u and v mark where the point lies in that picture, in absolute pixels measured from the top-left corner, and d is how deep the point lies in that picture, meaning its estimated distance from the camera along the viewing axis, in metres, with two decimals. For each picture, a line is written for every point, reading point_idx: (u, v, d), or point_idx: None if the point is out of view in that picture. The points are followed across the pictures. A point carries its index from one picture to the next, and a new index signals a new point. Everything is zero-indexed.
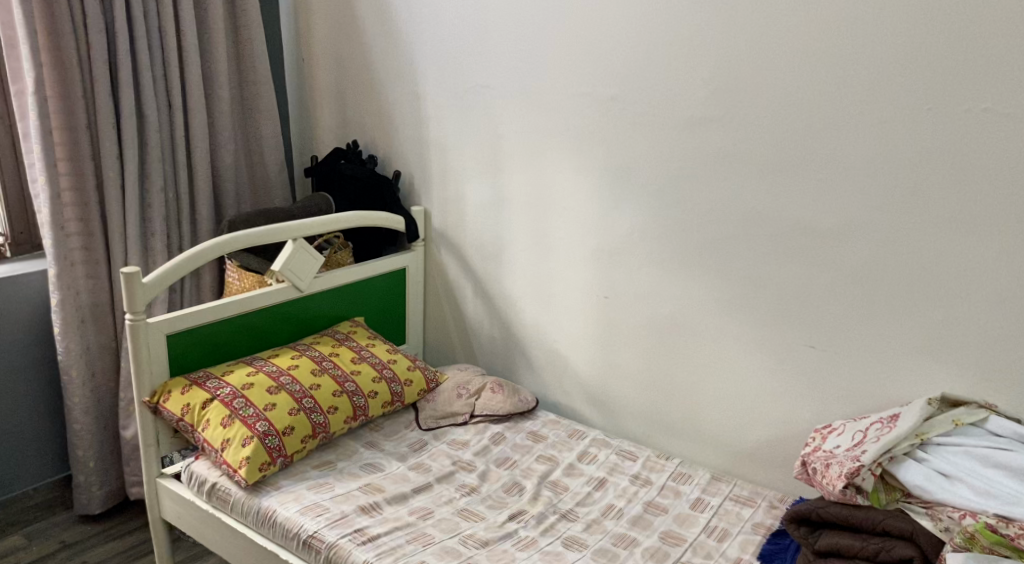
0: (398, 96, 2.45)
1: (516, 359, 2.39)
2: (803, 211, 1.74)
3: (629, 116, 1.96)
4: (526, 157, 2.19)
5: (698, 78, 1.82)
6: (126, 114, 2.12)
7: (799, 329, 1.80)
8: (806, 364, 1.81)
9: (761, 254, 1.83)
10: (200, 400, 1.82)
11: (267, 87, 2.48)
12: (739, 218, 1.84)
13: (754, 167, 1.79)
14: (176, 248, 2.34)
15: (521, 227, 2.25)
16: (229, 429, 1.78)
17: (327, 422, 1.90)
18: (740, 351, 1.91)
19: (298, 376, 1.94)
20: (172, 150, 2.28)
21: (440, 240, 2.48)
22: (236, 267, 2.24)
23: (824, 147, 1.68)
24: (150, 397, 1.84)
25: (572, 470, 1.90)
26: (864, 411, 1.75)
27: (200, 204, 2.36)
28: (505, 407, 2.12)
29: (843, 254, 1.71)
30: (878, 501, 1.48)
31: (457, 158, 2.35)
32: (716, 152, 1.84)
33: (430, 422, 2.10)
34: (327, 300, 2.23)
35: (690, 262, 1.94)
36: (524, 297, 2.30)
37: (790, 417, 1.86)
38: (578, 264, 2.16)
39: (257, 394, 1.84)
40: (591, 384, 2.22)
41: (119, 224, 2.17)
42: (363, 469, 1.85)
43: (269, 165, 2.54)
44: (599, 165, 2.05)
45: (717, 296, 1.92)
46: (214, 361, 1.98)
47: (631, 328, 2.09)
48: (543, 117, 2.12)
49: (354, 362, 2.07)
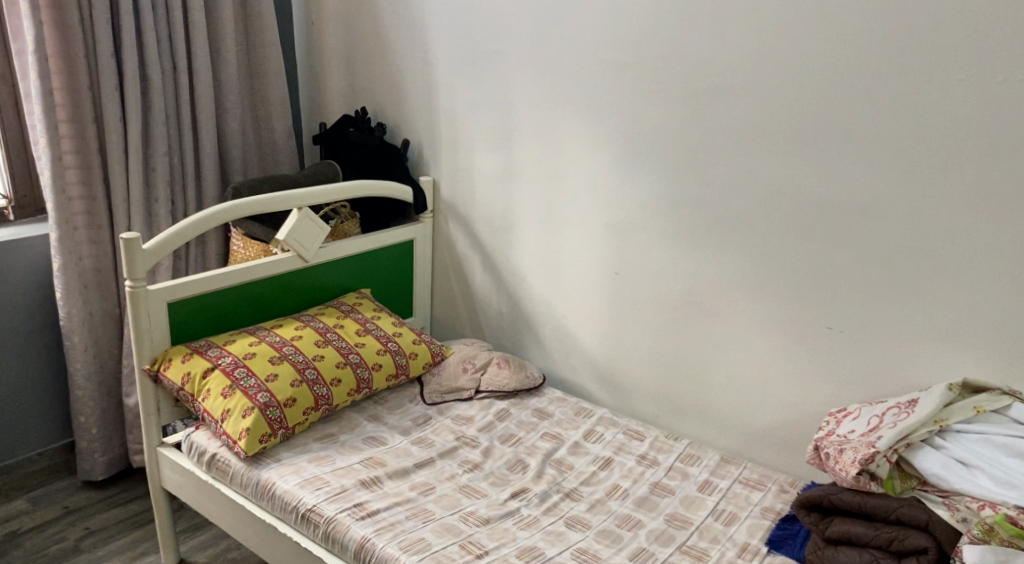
0: (407, 63, 2.39)
1: (524, 335, 2.34)
2: (824, 186, 1.67)
3: (645, 85, 1.89)
4: (538, 127, 2.12)
5: (719, 46, 1.75)
6: (128, 76, 2.07)
7: (816, 308, 1.75)
8: (823, 345, 1.75)
9: (780, 231, 1.76)
10: (200, 369, 1.79)
11: (274, 51, 2.42)
12: (759, 193, 1.77)
13: (773, 141, 1.72)
14: (181, 215, 2.30)
15: (530, 200, 2.20)
16: (229, 400, 1.75)
17: (330, 395, 1.87)
18: (754, 330, 1.85)
19: (301, 347, 1.91)
20: (177, 115, 2.23)
21: (449, 211, 2.42)
22: (242, 236, 2.19)
23: (850, 118, 1.61)
24: (151, 365, 1.83)
25: (577, 449, 1.86)
26: (881, 395, 1.70)
27: (206, 169, 2.32)
28: (511, 383, 2.08)
29: (866, 234, 1.64)
30: (891, 488, 1.43)
31: (467, 127, 2.29)
32: (736, 123, 1.76)
33: (434, 397, 2.06)
34: (332, 270, 2.19)
35: (706, 238, 1.88)
36: (533, 272, 2.26)
37: (805, 399, 1.81)
38: (587, 239, 2.10)
39: (258, 364, 1.82)
40: (599, 361, 2.18)
41: (121, 189, 2.13)
42: (366, 443, 1.82)
43: (276, 133, 2.50)
44: (614, 135, 1.98)
45: (733, 274, 1.86)
46: (217, 330, 1.96)
47: (641, 304, 2.04)
48: (556, 85, 2.05)
49: (358, 334, 2.04)
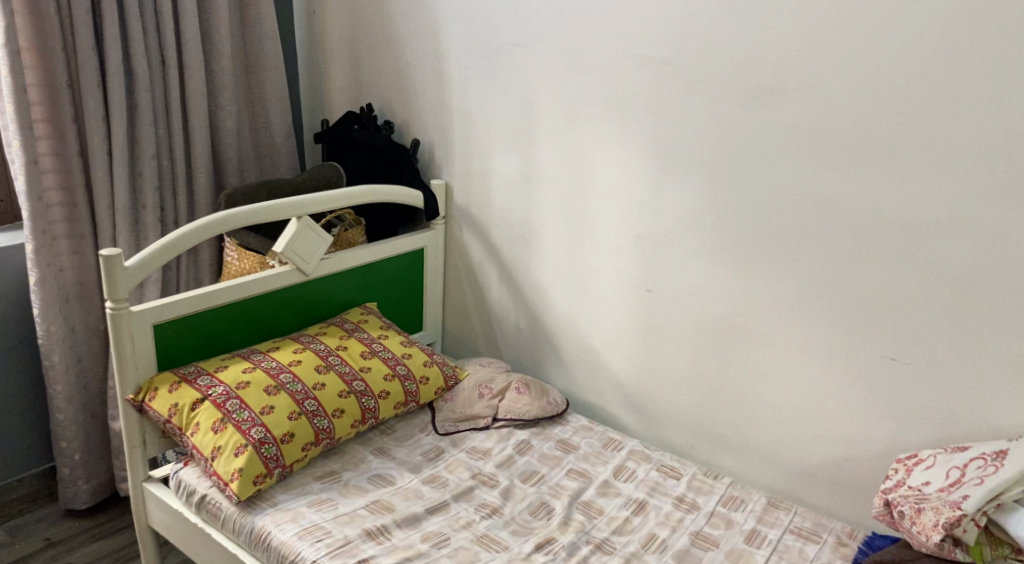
0: (417, 56, 2.18)
1: (545, 353, 2.15)
2: (891, 201, 1.48)
3: (684, 83, 1.68)
4: (561, 128, 1.92)
5: (770, 41, 1.54)
6: (111, 71, 1.87)
7: (879, 338, 1.55)
8: (887, 378, 1.56)
9: (839, 250, 1.56)
10: (189, 401, 1.61)
11: (273, 42, 2.23)
12: (814, 207, 1.57)
13: (833, 149, 1.52)
14: (170, 222, 2.11)
15: (553, 207, 2.00)
16: (220, 436, 1.57)
17: (331, 428, 1.69)
18: (806, 358, 1.66)
19: (301, 375, 1.72)
20: (166, 113, 2.04)
21: (462, 218, 2.23)
22: (236, 246, 2.00)
23: (926, 124, 1.41)
24: (134, 394, 1.65)
25: (607, 489, 1.67)
26: (952, 437, 1.51)
27: (198, 172, 2.13)
28: (532, 411, 1.89)
29: (940, 255, 1.45)
30: (980, 556, 1.24)
31: (483, 127, 2.09)
32: (790, 127, 1.56)
33: (447, 425, 1.87)
34: (335, 284, 2.00)
35: (750, 256, 1.69)
36: (555, 286, 2.06)
37: (862, 437, 1.62)
38: (615, 252, 1.91)
39: (253, 395, 1.64)
40: (627, 385, 1.98)
41: (105, 195, 1.94)
42: (372, 483, 1.64)
43: (274, 131, 2.31)
44: (649, 138, 1.78)
45: (781, 296, 1.66)
46: (208, 353, 1.78)
47: (675, 326, 1.85)
48: (583, 82, 1.85)
49: (363, 357, 1.85)
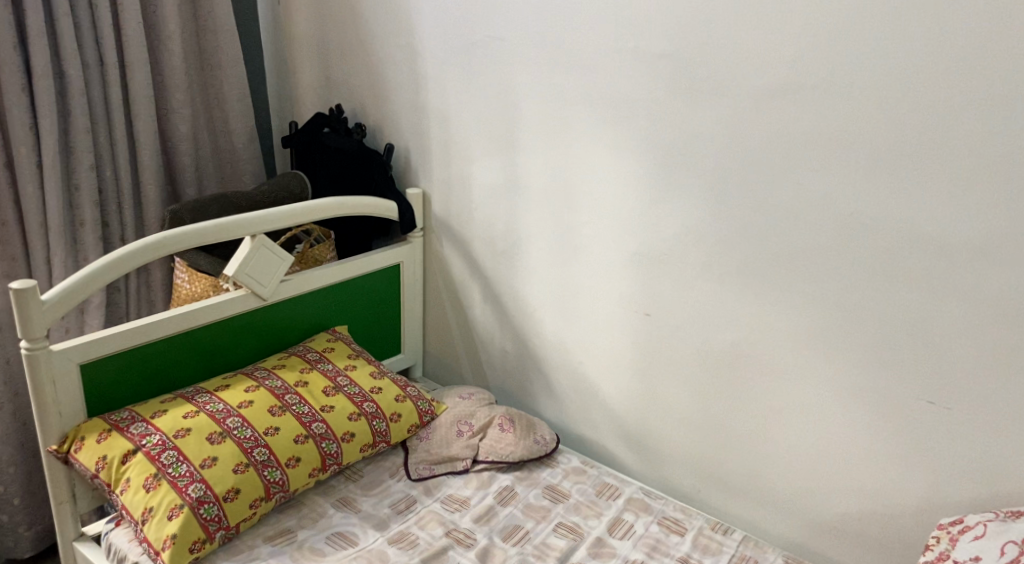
0: (389, 51, 1.96)
1: (533, 381, 1.94)
2: (928, 219, 1.26)
3: (687, 82, 1.46)
4: (548, 131, 1.70)
5: (784, 33, 1.32)
6: (37, 72, 1.66)
7: (913, 377, 1.34)
8: (924, 424, 1.34)
9: (870, 272, 1.34)
10: (119, 453, 1.40)
11: (229, 37, 2.01)
12: (836, 225, 1.35)
13: (863, 156, 1.30)
14: (116, 239, 1.90)
15: (539, 219, 1.78)
16: (152, 495, 1.37)
17: (285, 480, 1.49)
18: (829, 397, 1.44)
19: (251, 419, 1.51)
20: (107, 118, 1.83)
21: (442, 230, 2.01)
22: (186, 267, 1.79)
23: (971, 132, 1.20)
24: (59, 445, 1.44)
25: (600, 549, 1.46)
26: (1001, 494, 1.29)
27: (146, 182, 1.91)
28: (517, 451, 1.67)
29: (988, 284, 1.23)
30: None
31: (463, 131, 1.87)
32: (809, 133, 1.34)
33: (421, 469, 1.66)
34: (297, 308, 1.79)
35: (762, 280, 1.47)
36: (544, 307, 1.84)
37: (893, 489, 1.41)
38: (608, 271, 1.69)
39: (193, 446, 1.43)
40: (625, 419, 1.77)
41: (37, 213, 1.73)
42: (331, 544, 1.43)
43: (235, 136, 2.10)
44: (646, 144, 1.55)
45: (799, 326, 1.44)
46: (150, 392, 1.57)
47: (678, 355, 1.63)
48: (572, 80, 1.62)
49: (325, 394, 1.64)
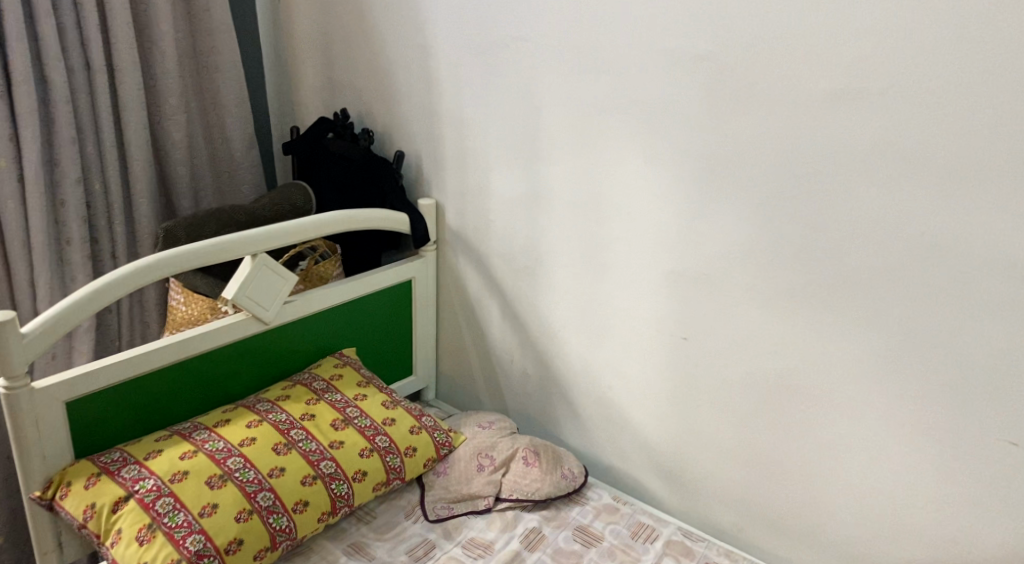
0: (399, 52, 1.82)
1: (557, 406, 1.80)
2: (1012, 242, 1.13)
3: (731, 87, 1.32)
4: (574, 139, 1.56)
5: (846, 33, 1.19)
6: (17, 78, 1.52)
7: (989, 415, 1.20)
8: (1001, 467, 1.21)
9: (942, 299, 1.20)
10: (109, 500, 1.27)
11: (226, 37, 1.87)
12: (902, 247, 1.22)
13: (935, 170, 1.16)
14: (106, 257, 1.76)
15: (565, 234, 1.64)
16: (146, 548, 1.23)
17: (292, 527, 1.36)
18: (890, 434, 1.31)
19: (254, 459, 1.38)
20: (95, 126, 1.69)
21: (457, 243, 1.88)
22: (182, 288, 1.65)
23: None
24: (43, 490, 1.31)
25: None
26: None
27: (138, 195, 1.77)
28: (542, 488, 1.54)
29: None
30: None
31: (480, 138, 1.73)
32: (873, 144, 1.21)
33: (439, 509, 1.53)
34: (302, 332, 1.65)
35: (816, 305, 1.33)
36: (569, 328, 1.71)
37: (963, 536, 1.28)
38: (641, 291, 1.56)
39: (191, 491, 1.29)
40: (658, 450, 1.64)
41: (19, 231, 1.59)
42: None
43: (233, 143, 1.95)
44: (684, 154, 1.41)
45: (857, 356, 1.31)
46: (143, 427, 1.43)
47: (718, 384, 1.49)
48: (602, 83, 1.48)
49: (334, 428, 1.50)
